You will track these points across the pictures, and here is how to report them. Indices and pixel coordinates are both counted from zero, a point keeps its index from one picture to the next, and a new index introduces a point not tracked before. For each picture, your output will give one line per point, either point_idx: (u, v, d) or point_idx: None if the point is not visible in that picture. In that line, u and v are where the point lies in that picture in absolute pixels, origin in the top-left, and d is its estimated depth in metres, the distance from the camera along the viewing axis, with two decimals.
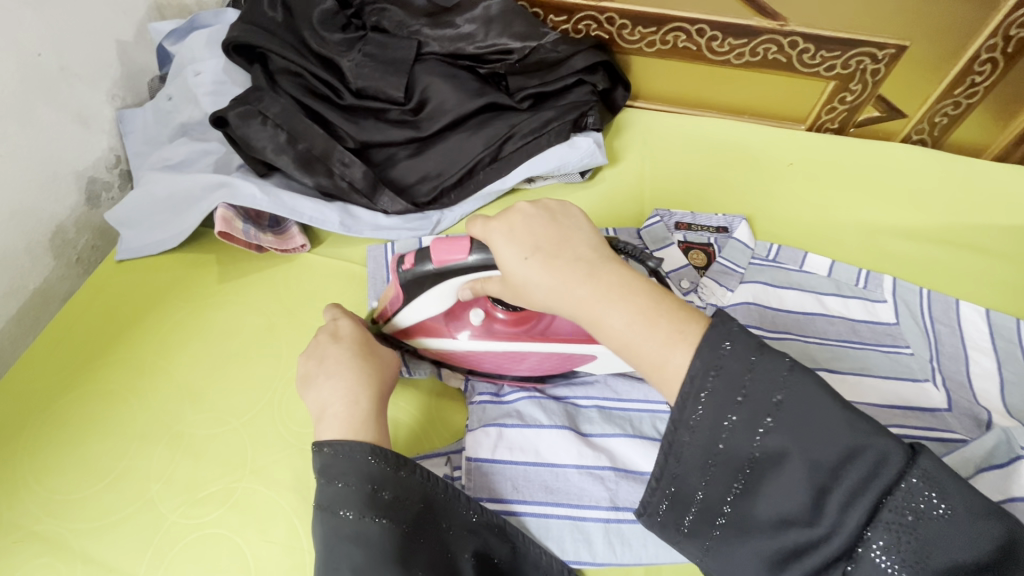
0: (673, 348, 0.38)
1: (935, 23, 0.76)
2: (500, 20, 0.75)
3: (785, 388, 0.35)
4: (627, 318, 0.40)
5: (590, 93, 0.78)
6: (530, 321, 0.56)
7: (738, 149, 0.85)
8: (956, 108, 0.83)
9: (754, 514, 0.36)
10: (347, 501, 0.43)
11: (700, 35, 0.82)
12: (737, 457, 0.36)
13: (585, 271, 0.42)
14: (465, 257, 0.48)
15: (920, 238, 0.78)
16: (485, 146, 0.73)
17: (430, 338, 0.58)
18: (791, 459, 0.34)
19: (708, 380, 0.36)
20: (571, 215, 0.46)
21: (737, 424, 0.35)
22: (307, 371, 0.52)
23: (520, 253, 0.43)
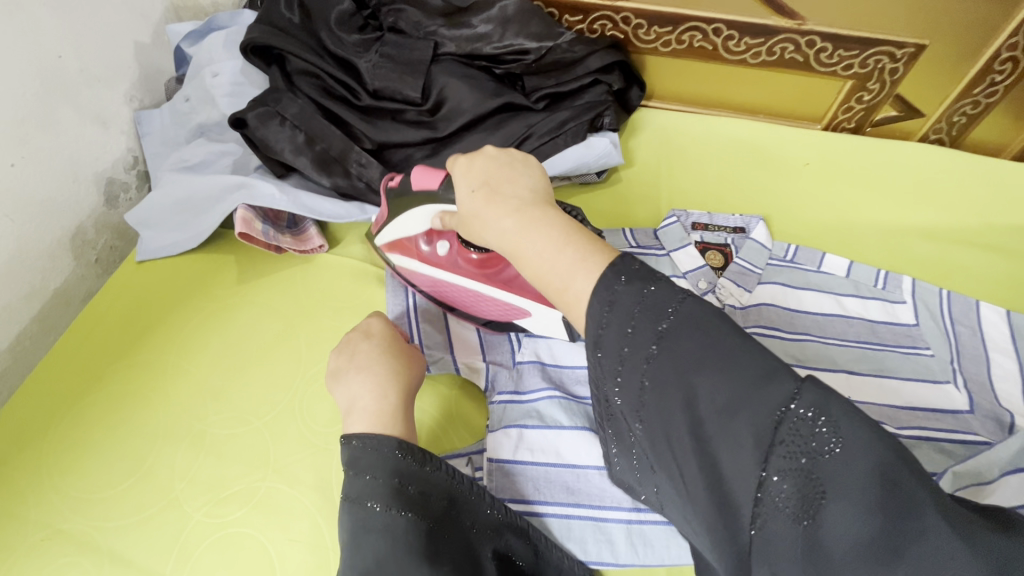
0: (576, 272, 0.38)
1: (955, 22, 0.75)
2: (516, 20, 0.75)
3: (668, 312, 0.35)
4: (541, 245, 0.41)
5: (605, 92, 0.78)
6: (491, 266, 0.57)
7: (753, 149, 0.85)
8: (975, 107, 0.83)
9: (660, 451, 0.35)
10: (375, 493, 0.43)
11: (717, 35, 0.81)
12: (634, 391, 0.36)
13: (516, 205, 0.43)
14: (437, 187, 0.52)
15: (937, 238, 0.78)
16: (502, 146, 0.73)
17: (403, 255, 0.62)
18: (676, 387, 0.33)
19: (602, 313, 0.36)
20: (528, 164, 0.48)
21: (628, 357, 0.36)
22: (336, 366, 0.53)
23: (469, 187, 0.47)
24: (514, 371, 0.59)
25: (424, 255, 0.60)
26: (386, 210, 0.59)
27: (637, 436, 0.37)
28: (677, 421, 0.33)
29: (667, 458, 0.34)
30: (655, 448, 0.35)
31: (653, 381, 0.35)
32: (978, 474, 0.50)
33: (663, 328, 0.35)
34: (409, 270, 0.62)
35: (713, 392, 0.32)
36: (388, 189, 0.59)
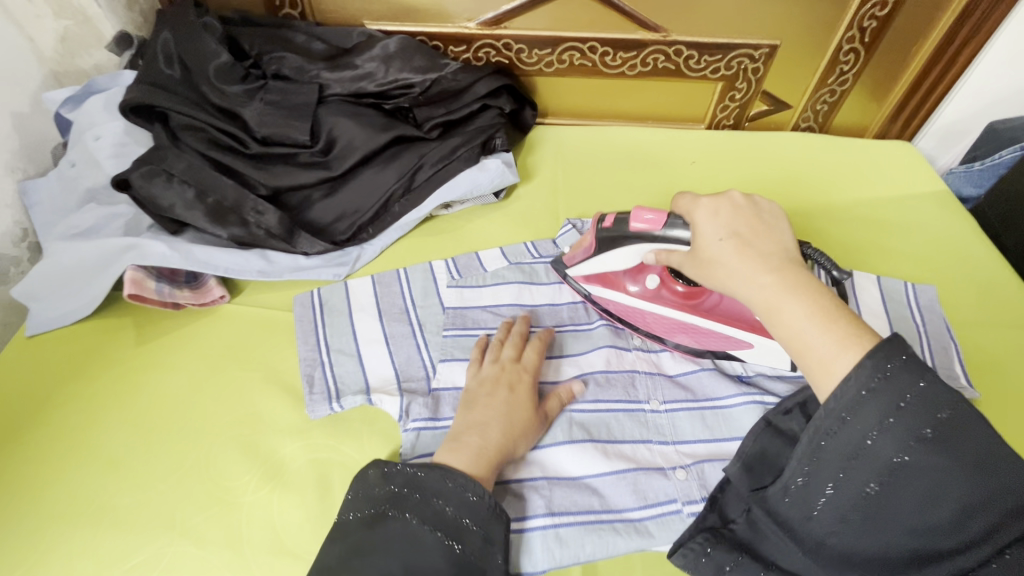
0: (843, 350, 0.44)
1: (797, 24, 0.84)
2: (398, 56, 0.79)
3: (949, 407, 0.41)
4: (804, 315, 0.46)
5: (496, 116, 0.83)
6: (699, 298, 0.63)
7: (644, 154, 0.90)
8: (833, 95, 0.92)
9: (888, 509, 0.41)
10: (414, 507, 0.46)
11: (593, 52, 0.87)
12: (883, 458, 0.41)
13: (774, 265, 0.50)
14: (660, 228, 0.57)
15: (816, 216, 0.83)
16: (398, 178, 0.75)
17: (604, 289, 0.66)
18: (932, 467, 0.40)
19: (872, 379, 0.41)
20: (778, 224, 0.54)
21: (890, 427, 0.40)
22: (471, 390, 0.56)
23: (719, 234, 0.52)
24: (431, 398, 0.59)
25: (631, 290, 0.65)
26: (594, 243, 0.62)
27: (853, 492, 0.42)
28: (927, 498, 0.40)
29: (893, 518, 0.41)
30: (881, 504, 0.41)
31: (909, 463, 0.40)
32: None
33: (938, 425, 0.40)
34: (607, 304, 0.66)
35: (973, 486, 0.39)
36: (599, 226, 0.61)
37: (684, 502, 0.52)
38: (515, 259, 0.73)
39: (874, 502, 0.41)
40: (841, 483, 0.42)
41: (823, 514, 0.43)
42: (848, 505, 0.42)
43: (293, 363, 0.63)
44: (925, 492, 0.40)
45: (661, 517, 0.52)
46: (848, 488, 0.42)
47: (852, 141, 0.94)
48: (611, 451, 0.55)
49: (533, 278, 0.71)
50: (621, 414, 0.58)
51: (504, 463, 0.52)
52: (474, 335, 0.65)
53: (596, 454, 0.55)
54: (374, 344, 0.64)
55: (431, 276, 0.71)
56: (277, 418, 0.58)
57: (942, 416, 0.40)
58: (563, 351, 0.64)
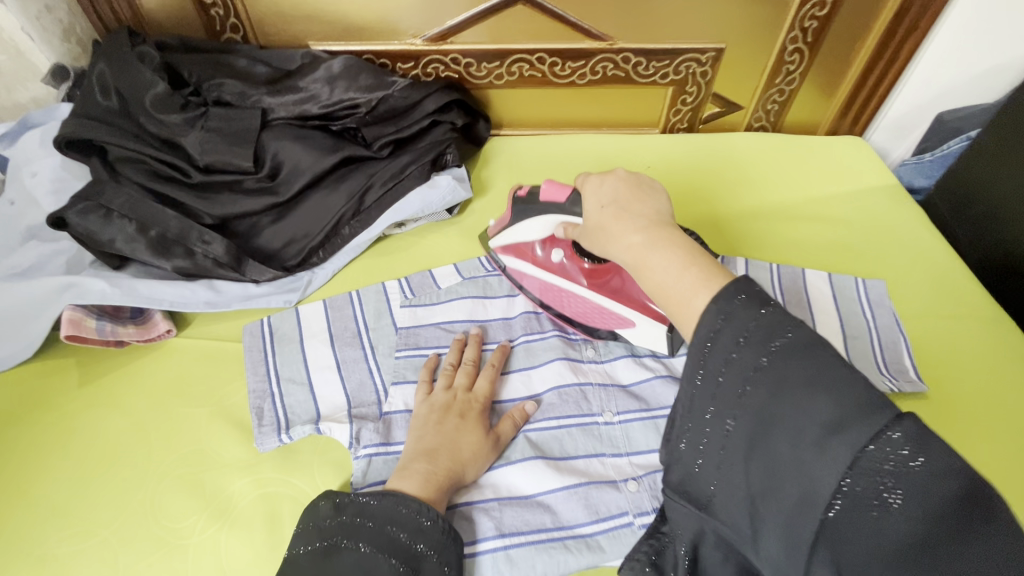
0: (696, 291, 0.42)
1: (741, 27, 0.84)
2: (343, 76, 0.79)
3: (786, 334, 0.36)
4: (666, 263, 0.44)
5: (448, 131, 0.82)
6: (598, 275, 0.65)
7: (599, 161, 0.90)
8: (782, 94, 0.93)
9: (751, 451, 0.36)
10: (363, 534, 0.44)
11: (542, 63, 0.87)
12: (727, 391, 0.37)
13: (642, 224, 0.48)
14: (564, 200, 0.60)
15: (769, 215, 0.84)
16: (347, 200, 0.74)
17: (517, 258, 0.69)
18: (775, 396, 0.35)
19: (716, 321, 0.38)
20: (656, 190, 0.52)
21: (737, 360, 0.37)
22: (421, 414, 0.56)
23: (600, 205, 0.52)
24: (383, 423, 0.58)
25: (539, 259, 0.67)
26: (511, 214, 0.67)
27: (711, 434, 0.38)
28: (784, 433, 0.34)
29: (750, 460, 0.36)
30: (742, 445, 0.36)
31: (753, 396, 0.36)
32: None
33: (774, 351, 0.36)
34: (518, 273, 0.69)
35: (833, 412, 0.33)
36: (517, 196, 0.67)
37: (635, 514, 0.52)
38: (469, 274, 0.73)
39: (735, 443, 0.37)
40: (697, 424, 0.39)
41: (699, 467, 0.39)
42: (716, 447, 0.38)
43: (242, 396, 0.61)
44: (780, 425, 0.35)
45: (611, 531, 0.51)
46: (707, 430, 0.38)
47: (804, 139, 0.95)
48: (563, 467, 0.55)
49: (487, 293, 0.71)
50: (574, 428, 0.58)
51: (455, 487, 0.51)
52: (428, 355, 0.64)
53: (549, 471, 0.54)
54: (325, 370, 0.63)
55: (384, 297, 0.70)
56: (224, 453, 0.57)
57: (780, 342, 0.36)
58: (514, 366, 0.64)
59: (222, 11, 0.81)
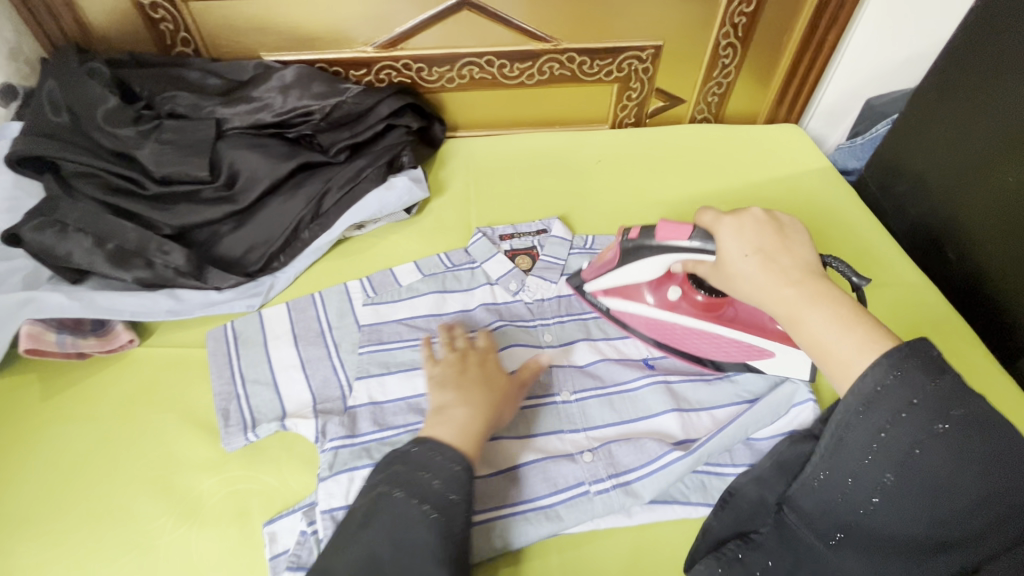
0: (864, 355, 0.44)
1: (676, 25, 0.89)
2: (296, 85, 0.81)
3: (963, 403, 0.42)
4: (827, 322, 0.47)
5: (403, 134, 0.85)
6: (721, 309, 0.64)
7: (552, 157, 0.94)
8: (721, 87, 0.99)
9: (903, 502, 0.43)
10: (401, 483, 0.48)
11: (490, 65, 0.91)
12: (896, 449, 0.42)
13: (796, 279, 0.50)
14: (688, 240, 0.57)
15: (715, 200, 0.88)
16: (306, 204, 0.76)
17: (623, 300, 0.67)
18: (942, 464, 0.42)
19: (888, 376, 0.42)
20: (799, 238, 0.54)
21: (909, 418, 0.42)
22: (441, 375, 0.59)
23: (742, 250, 0.53)
24: (348, 416, 0.60)
25: (652, 300, 0.66)
26: (618, 256, 0.64)
27: (868, 481, 0.44)
28: (934, 488, 0.42)
29: (906, 505, 0.43)
30: (897, 495, 0.43)
31: (922, 454, 0.42)
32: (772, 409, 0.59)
33: (949, 419, 0.41)
34: (624, 314, 0.68)
35: (982, 477, 0.41)
36: (624, 238, 0.63)
37: (590, 483, 0.54)
38: (429, 270, 0.75)
39: (888, 492, 0.43)
40: (855, 468, 0.44)
41: (842, 506, 0.45)
42: (871, 491, 0.44)
43: (208, 400, 0.63)
44: (935, 489, 0.42)
45: (568, 501, 0.54)
46: (865, 478, 0.44)
47: (744, 128, 1.00)
48: (523, 445, 0.58)
49: (447, 287, 0.73)
50: (534, 409, 0.61)
51: (491, 431, 0.55)
52: (391, 349, 0.66)
53: (514, 446, 0.58)
54: (290, 370, 0.65)
55: (346, 297, 0.72)
56: (193, 454, 0.58)
57: (955, 417, 0.41)
58: None
59: (172, 25, 0.82)
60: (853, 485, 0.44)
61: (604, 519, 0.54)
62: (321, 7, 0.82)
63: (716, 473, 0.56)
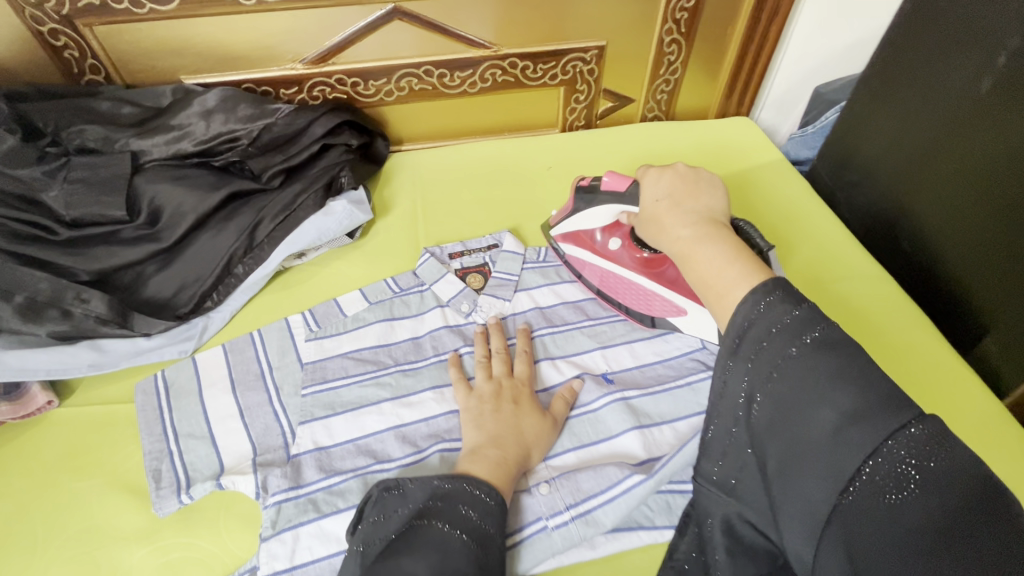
0: (737, 284, 0.45)
1: (618, 25, 0.87)
2: (220, 109, 0.75)
3: (825, 326, 0.38)
4: (711, 256, 0.48)
5: (343, 154, 0.81)
6: (656, 265, 0.68)
7: (501, 166, 0.91)
8: (668, 84, 0.97)
9: (770, 434, 0.38)
10: (441, 514, 0.45)
11: (430, 76, 0.87)
12: (761, 370, 0.39)
13: (693, 221, 0.53)
14: (626, 190, 0.63)
15: None
16: (237, 237, 0.71)
17: (576, 245, 0.73)
18: (800, 385, 0.37)
19: (754, 310, 0.40)
20: (714, 192, 0.57)
21: (773, 340, 0.39)
22: (471, 408, 0.57)
23: (656, 198, 0.57)
24: (291, 467, 0.56)
25: (598, 246, 0.71)
26: (574, 202, 0.70)
27: (742, 416, 0.41)
28: (800, 418, 0.37)
29: (778, 442, 0.38)
30: (765, 424, 0.39)
31: (783, 373, 0.38)
32: None
33: (807, 340, 0.38)
34: (574, 259, 0.73)
35: (851, 406, 0.35)
36: (579, 186, 0.68)
37: (548, 517, 0.51)
38: (376, 297, 0.71)
39: (761, 428, 0.39)
40: (730, 403, 0.41)
41: (731, 450, 0.42)
42: (747, 429, 0.40)
43: (138, 461, 0.58)
44: (797, 418, 0.37)
45: (525, 539, 0.50)
46: (738, 413, 0.41)
47: (694, 123, 0.99)
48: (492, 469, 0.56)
49: (395, 314, 0.69)
50: None
51: (523, 472, 0.53)
52: (337, 388, 0.62)
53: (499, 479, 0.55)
54: (227, 420, 0.60)
55: (287, 333, 0.67)
56: (120, 524, 0.54)
57: (814, 337, 0.38)
58: (424, 385, 0.62)
59: (77, 53, 0.76)
60: (733, 426, 0.41)
61: (568, 554, 0.50)
62: (241, 26, 0.77)
63: (679, 491, 0.54)
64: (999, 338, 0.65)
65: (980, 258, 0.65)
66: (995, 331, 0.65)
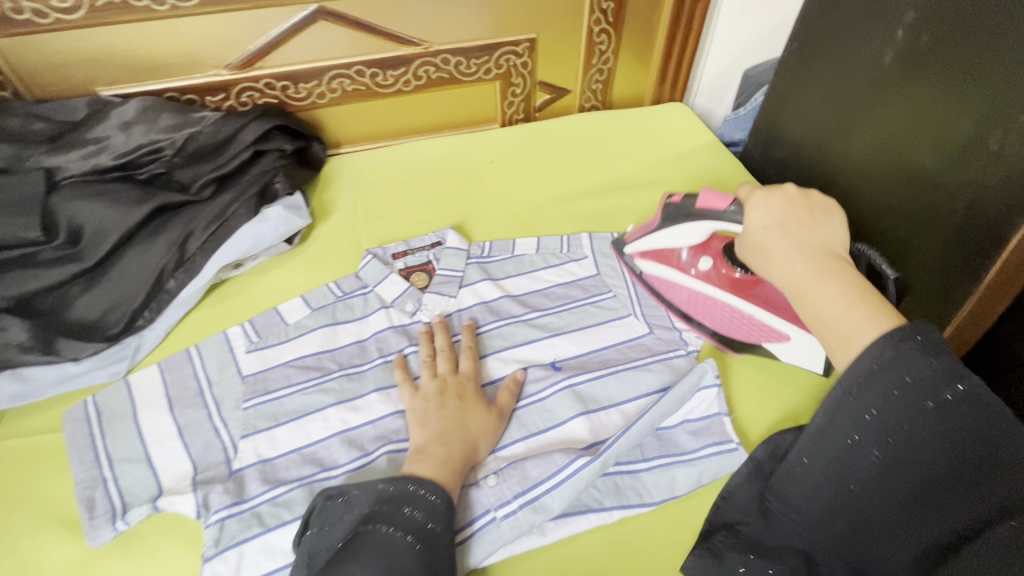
0: (864, 329, 0.43)
1: (545, 17, 0.88)
2: (141, 120, 0.73)
3: (963, 383, 0.38)
4: (831, 297, 0.46)
5: (277, 159, 0.79)
6: (750, 286, 0.66)
7: (443, 163, 0.91)
8: (602, 74, 0.99)
9: (887, 478, 0.40)
10: (384, 517, 0.45)
11: (362, 75, 0.86)
12: (886, 426, 0.39)
13: (807, 254, 0.49)
14: (722, 208, 0.60)
15: (610, 188, 0.88)
16: (166, 251, 0.68)
17: (658, 264, 0.70)
18: (936, 441, 0.38)
19: (885, 353, 0.39)
20: (827, 219, 0.53)
21: (904, 394, 0.38)
22: (417, 409, 0.57)
23: (764, 223, 0.54)
24: (234, 482, 0.54)
25: (686, 264, 0.69)
26: (659, 219, 0.68)
27: (856, 461, 0.41)
28: (930, 472, 0.38)
29: (899, 487, 0.39)
30: (883, 468, 0.40)
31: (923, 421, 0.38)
32: (686, 394, 0.58)
33: (945, 397, 0.38)
34: (657, 278, 0.70)
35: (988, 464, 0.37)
36: (668, 203, 0.66)
37: (497, 508, 0.51)
38: (318, 303, 0.70)
39: (878, 476, 0.40)
40: (843, 448, 0.41)
41: (830, 489, 0.43)
42: (856, 472, 0.41)
43: (70, 492, 0.55)
44: (924, 466, 0.38)
45: (474, 533, 0.50)
46: (851, 457, 0.41)
47: (631, 111, 1.01)
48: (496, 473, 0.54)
49: (339, 319, 0.68)
50: None
51: (470, 468, 0.53)
52: (280, 398, 0.61)
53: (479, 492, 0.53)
54: (165, 441, 0.58)
55: (226, 346, 0.65)
56: (52, 559, 0.51)
57: (956, 390, 0.38)
58: (372, 387, 0.62)
59: None
60: (839, 466, 0.42)
61: (518, 543, 0.51)
62: (157, 33, 0.75)
63: (627, 471, 0.55)
64: (917, 298, 0.69)
65: (898, 224, 0.68)
66: (912, 291, 0.70)
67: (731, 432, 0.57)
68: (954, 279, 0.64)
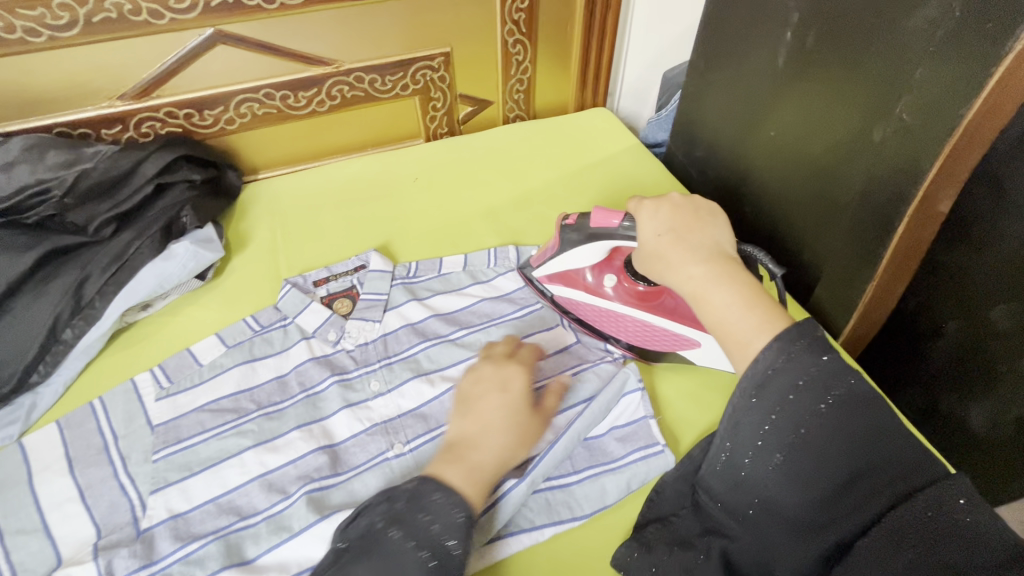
0: (760, 333, 0.43)
1: (458, 30, 0.88)
2: (24, 159, 0.67)
3: (847, 383, 0.40)
4: (727, 300, 0.46)
5: (185, 191, 0.75)
6: (655, 298, 0.64)
7: (365, 183, 0.88)
8: (523, 84, 0.99)
9: (796, 480, 0.41)
10: (401, 522, 0.44)
11: (272, 98, 0.83)
12: (785, 434, 0.40)
13: (703, 255, 0.49)
14: (615, 225, 0.60)
15: (536, 197, 0.88)
16: (61, 299, 0.63)
17: (565, 286, 0.68)
18: (829, 442, 0.40)
19: (778, 360, 0.40)
20: (713, 218, 0.55)
21: (802, 396, 0.40)
22: (467, 392, 0.55)
23: (657, 231, 0.54)
24: (143, 544, 0.51)
25: (590, 285, 0.67)
26: (560, 242, 0.66)
27: (759, 463, 0.42)
28: (822, 474, 0.40)
29: (799, 489, 0.41)
30: (786, 478, 0.41)
31: (821, 415, 0.39)
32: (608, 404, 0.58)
33: (833, 399, 0.39)
34: (567, 299, 0.69)
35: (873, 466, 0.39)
36: (565, 225, 0.65)
37: None
38: (234, 339, 0.66)
39: (778, 476, 0.42)
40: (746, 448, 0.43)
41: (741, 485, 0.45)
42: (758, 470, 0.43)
43: None
44: (819, 469, 0.40)
45: None
46: (755, 459, 0.42)
47: (554, 118, 1.01)
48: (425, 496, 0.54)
49: (257, 354, 0.65)
50: (365, 472, 0.56)
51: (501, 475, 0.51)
52: (193, 446, 0.57)
53: None
54: (65, 505, 0.54)
55: (133, 395, 0.61)
56: None
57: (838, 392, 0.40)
58: (290, 425, 0.59)
59: None
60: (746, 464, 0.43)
61: None
62: (37, 66, 0.70)
63: (558, 486, 0.55)
64: (828, 287, 0.71)
65: (807, 213, 0.70)
66: (823, 280, 0.72)
67: (657, 434, 0.57)
68: (856, 270, 0.66)
